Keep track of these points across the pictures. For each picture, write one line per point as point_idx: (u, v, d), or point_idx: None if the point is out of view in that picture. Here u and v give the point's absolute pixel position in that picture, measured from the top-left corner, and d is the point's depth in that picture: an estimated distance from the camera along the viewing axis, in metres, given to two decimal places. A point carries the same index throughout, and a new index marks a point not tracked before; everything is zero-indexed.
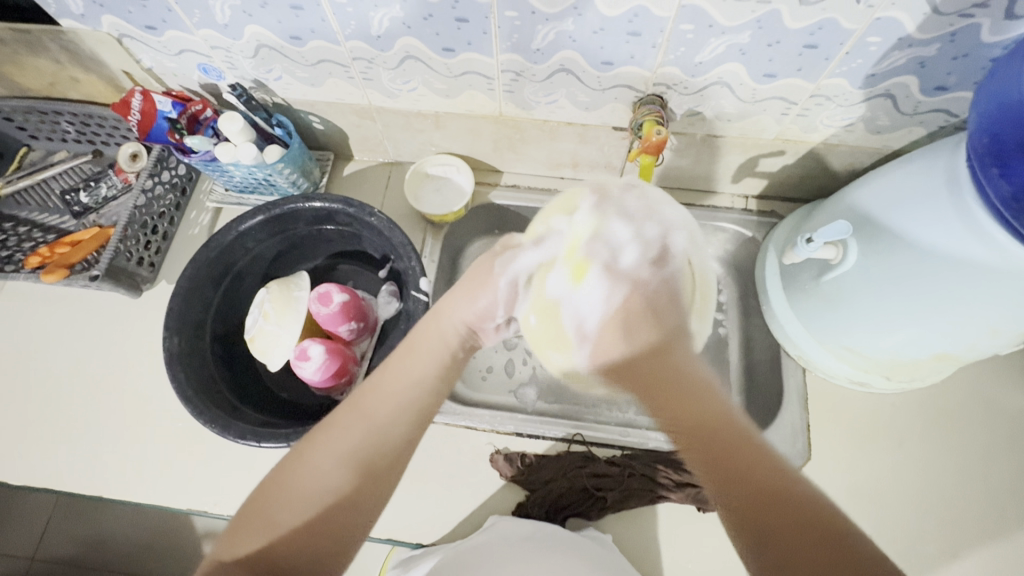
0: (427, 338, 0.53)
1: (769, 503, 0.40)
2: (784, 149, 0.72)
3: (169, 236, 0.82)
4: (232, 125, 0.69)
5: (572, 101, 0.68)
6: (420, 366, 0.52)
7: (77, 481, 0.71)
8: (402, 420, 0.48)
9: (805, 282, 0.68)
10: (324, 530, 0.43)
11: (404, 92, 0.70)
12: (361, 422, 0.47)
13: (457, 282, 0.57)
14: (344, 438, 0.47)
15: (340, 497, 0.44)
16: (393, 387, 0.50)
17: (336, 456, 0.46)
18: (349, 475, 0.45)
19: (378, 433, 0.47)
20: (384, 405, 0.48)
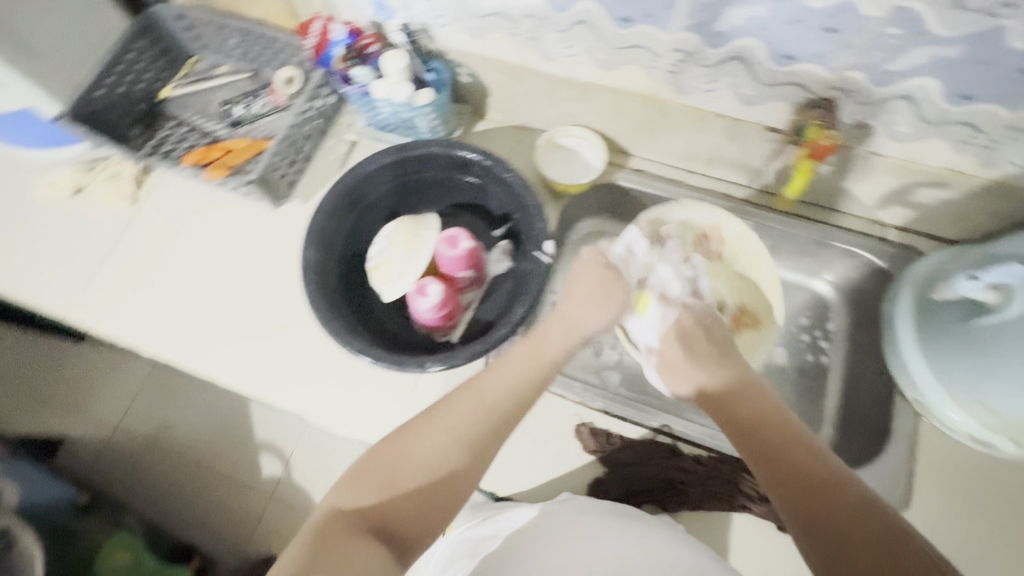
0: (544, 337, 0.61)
1: (826, 504, 0.44)
2: (950, 181, 0.67)
3: (309, 158, 0.87)
4: (395, 63, 0.73)
5: (733, 93, 0.66)
6: (518, 360, 0.58)
7: (200, 363, 0.78)
8: (505, 402, 0.54)
9: (946, 321, 0.67)
10: (445, 492, 0.49)
11: (563, 57, 0.71)
12: (472, 402, 0.54)
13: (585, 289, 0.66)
14: (455, 415, 0.53)
15: (443, 471, 0.50)
16: (496, 377, 0.56)
17: (454, 436, 0.51)
18: (450, 457, 0.50)
19: (478, 415, 0.53)
20: (487, 394, 0.54)
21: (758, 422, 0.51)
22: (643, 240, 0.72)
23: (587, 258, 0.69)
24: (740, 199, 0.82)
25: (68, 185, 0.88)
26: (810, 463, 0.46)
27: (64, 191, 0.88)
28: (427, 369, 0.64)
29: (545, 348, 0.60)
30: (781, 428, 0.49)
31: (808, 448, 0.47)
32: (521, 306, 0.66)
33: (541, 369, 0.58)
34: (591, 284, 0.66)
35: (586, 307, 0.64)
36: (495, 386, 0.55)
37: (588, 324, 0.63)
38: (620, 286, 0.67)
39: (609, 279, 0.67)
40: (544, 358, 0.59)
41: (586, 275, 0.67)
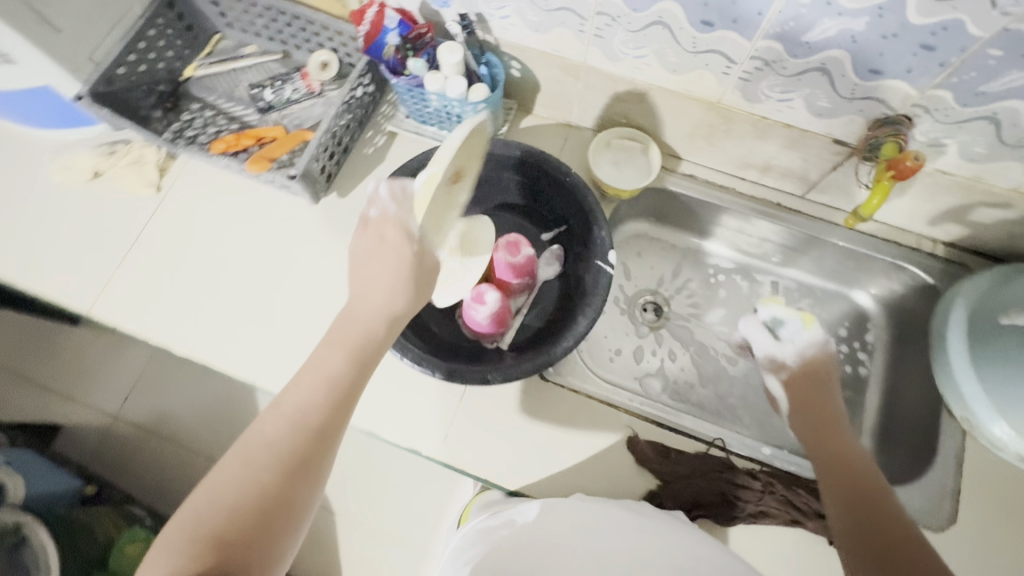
0: (354, 324, 0.54)
1: (861, 488, 0.57)
2: (1013, 202, 0.67)
3: (347, 150, 0.82)
4: (451, 55, 0.69)
5: (807, 104, 0.64)
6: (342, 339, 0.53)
7: (234, 364, 0.75)
8: (312, 398, 0.49)
9: (1004, 346, 0.67)
10: (281, 471, 0.46)
11: (629, 57, 0.68)
12: (290, 402, 0.49)
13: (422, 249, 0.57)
14: (280, 410, 0.49)
15: (262, 483, 0.45)
16: (327, 363, 0.51)
17: (293, 417, 0.48)
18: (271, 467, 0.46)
19: (312, 405, 0.49)
20: (317, 372, 0.51)
21: (825, 442, 0.63)
22: (756, 326, 0.80)
23: (391, 210, 0.57)
24: (791, 209, 0.82)
25: (86, 170, 0.82)
26: (856, 469, 0.59)
27: (82, 176, 0.82)
28: (488, 381, 0.61)
29: (352, 325, 0.54)
30: (848, 454, 0.61)
31: (865, 471, 0.59)
32: (586, 320, 0.63)
33: (366, 344, 0.53)
34: (364, 249, 0.57)
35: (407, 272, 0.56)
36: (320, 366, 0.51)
37: (408, 292, 0.56)
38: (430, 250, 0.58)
39: (391, 245, 0.56)
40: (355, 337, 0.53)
41: (368, 233, 0.57)
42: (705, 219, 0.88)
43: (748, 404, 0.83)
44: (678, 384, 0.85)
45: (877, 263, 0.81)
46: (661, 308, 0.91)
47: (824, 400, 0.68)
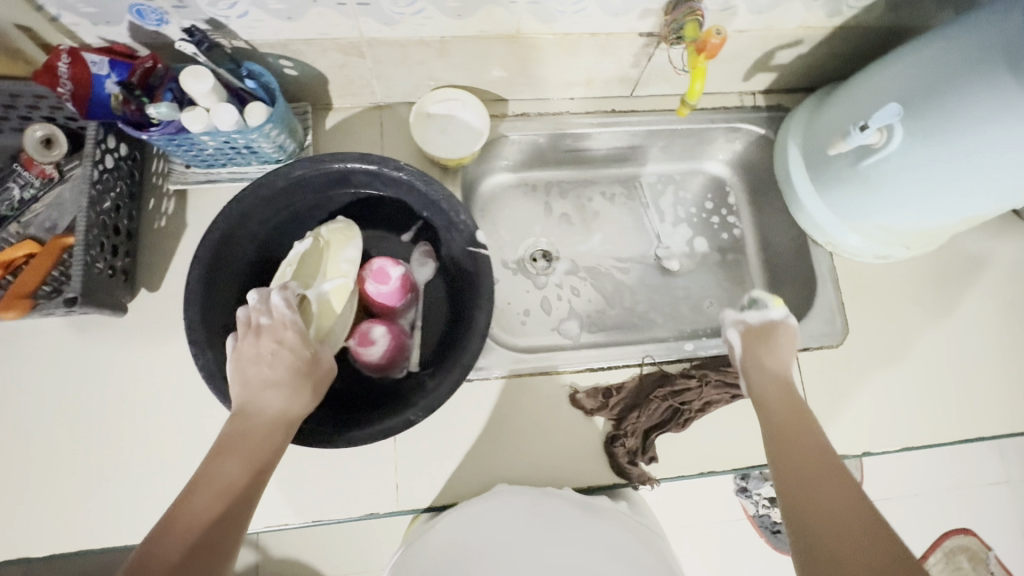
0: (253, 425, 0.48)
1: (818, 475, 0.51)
2: (802, 38, 0.71)
3: (132, 234, 0.67)
4: (199, 83, 0.56)
5: (602, 8, 0.61)
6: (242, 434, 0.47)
7: (119, 536, 0.61)
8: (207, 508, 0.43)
9: (835, 171, 0.71)
10: None
11: (406, 16, 0.59)
12: (185, 510, 0.43)
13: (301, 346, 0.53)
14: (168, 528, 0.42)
15: None
16: (225, 469, 0.46)
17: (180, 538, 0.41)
18: None
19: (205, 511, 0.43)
20: (212, 485, 0.44)
21: (792, 429, 0.57)
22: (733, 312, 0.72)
23: (287, 315, 0.54)
24: (624, 111, 0.81)
25: None
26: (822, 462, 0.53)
27: None
28: (414, 421, 0.56)
29: (248, 430, 0.48)
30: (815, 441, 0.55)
31: (831, 463, 0.53)
32: (483, 314, 0.59)
33: (269, 454, 0.47)
34: (245, 354, 0.51)
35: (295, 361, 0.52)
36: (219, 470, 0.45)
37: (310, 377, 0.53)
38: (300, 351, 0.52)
39: (285, 351, 0.52)
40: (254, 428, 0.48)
41: (259, 338, 0.52)
42: (554, 151, 0.85)
43: (658, 306, 0.87)
44: (592, 317, 0.85)
45: (715, 133, 0.84)
46: (549, 253, 0.88)
47: (772, 369, 0.65)
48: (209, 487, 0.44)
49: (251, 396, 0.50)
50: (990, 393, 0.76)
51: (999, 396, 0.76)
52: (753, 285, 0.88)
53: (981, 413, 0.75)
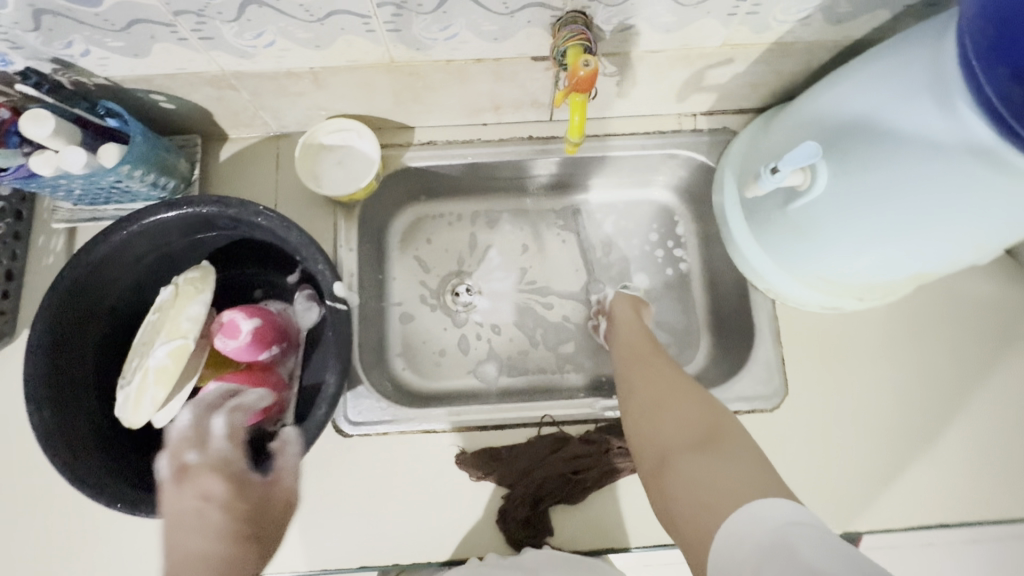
0: None
1: (672, 404, 0.57)
2: (733, 56, 0.61)
3: (14, 274, 0.66)
4: (40, 127, 0.53)
5: (476, 33, 0.54)
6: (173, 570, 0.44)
7: None
8: None
9: (768, 211, 0.61)
10: None
11: (260, 49, 0.54)
12: None
13: (229, 488, 0.49)
14: None
15: None
16: None
17: None
18: None
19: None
20: None
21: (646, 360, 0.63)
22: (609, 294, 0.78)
23: (223, 449, 0.53)
24: (543, 138, 0.73)
25: None
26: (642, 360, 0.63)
27: None
28: (246, 495, 0.52)
29: None
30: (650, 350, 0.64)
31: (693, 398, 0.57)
32: (334, 373, 0.54)
33: None
34: (177, 517, 0.47)
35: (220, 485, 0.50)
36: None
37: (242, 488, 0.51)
38: (226, 501, 0.48)
39: (213, 504, 0.48)
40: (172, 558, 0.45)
41: (183, 490, 0.49)
42: (474, 179, 0.78)
43: (587, 349, 0.79)
44: (512, 360, 0.79)
45: (653, 158, 0.75)
46: (472, 286, 0.82)
47: (636, 327, 0.67)
48: None
49: (181, 562, 0.44)
50: (957, 472, 0.64)
51: (969, 475, 0.64)
52: (696, 328, 0.78)
53: (945, 495, 0.64)
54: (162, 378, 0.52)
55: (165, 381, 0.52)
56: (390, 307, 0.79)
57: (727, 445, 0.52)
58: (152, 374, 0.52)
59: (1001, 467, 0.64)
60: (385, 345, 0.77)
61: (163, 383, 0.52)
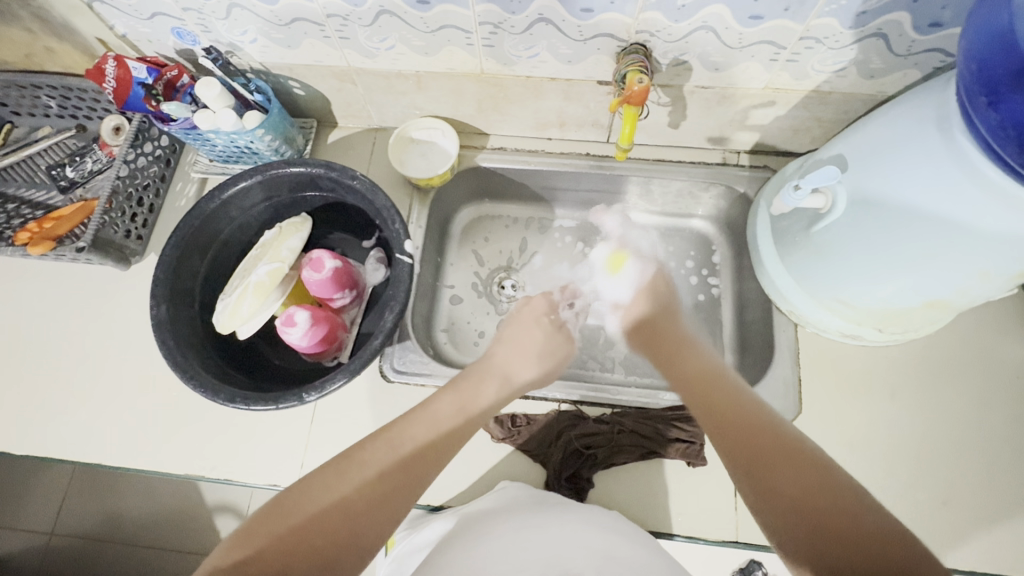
0: (427, 413, 0.57)
1: (757, 445, 0.49)
2: (775, 99, 0.70)
3: (155, 208, 0.81)
4: (209, 90, 0.68)
5: (554, 54, 0.66)
6: (350, 480, 0.49)
7: (72, 453, 0.72)
8: (359, 481, 0.49)
9: (795, 235, 0.68)
10: (330, 522, 0.46)
11: (382, 51, 0.69)
12: (334, 478, 0.49)
13: (514, 347, 0.69)
14: (327, 483, 0.49)
15: (282, 546, 0.44)
16: (369, 454, 0.52)
17: (351, 482, 0.49)
18: (318, 514, 0.47)
19: (312, 555, 0.45)
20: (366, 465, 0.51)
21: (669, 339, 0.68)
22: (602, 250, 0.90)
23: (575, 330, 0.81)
24: (599, 155, 0.83)
25: None
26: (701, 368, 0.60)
27: None
28: (305, 399, 0.61)
29: (466, 403, 0.59)
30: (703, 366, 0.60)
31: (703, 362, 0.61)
32: (391, 314, 0.64)
33: (466, 421, 0.58)
34: (521, 332, 0.71)
35: (472, 425, 0.58)
36: (314, 504, 0.47)
37: (515, 385, 0.66)
38: (561, 342, 0.73)
39: (559, 342, 0.73)
40: (415, 482, 0.51)
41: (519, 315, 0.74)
42: (533, 186, 0.88)
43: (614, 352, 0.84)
44: None
45: (695, 187, 0.83)
46: (516, 281, 0.90)
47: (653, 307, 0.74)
48: (364, 465, 0.50)
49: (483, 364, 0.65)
50: (962, 519, 0.65)
51: (979, 522, 0.64)
52: (721, 347, 0.83)
53: (948, 536, 0.64)
54: (258, 290, 0.64)
55: (260, 294, 0.64)
56: (443, 288, 0.88)
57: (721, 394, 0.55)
58: (252, 286, 0.64)
59: (1011, 519, 0.64)
60: (432, 321, 0.85)
61: (258, 294, 0.64)
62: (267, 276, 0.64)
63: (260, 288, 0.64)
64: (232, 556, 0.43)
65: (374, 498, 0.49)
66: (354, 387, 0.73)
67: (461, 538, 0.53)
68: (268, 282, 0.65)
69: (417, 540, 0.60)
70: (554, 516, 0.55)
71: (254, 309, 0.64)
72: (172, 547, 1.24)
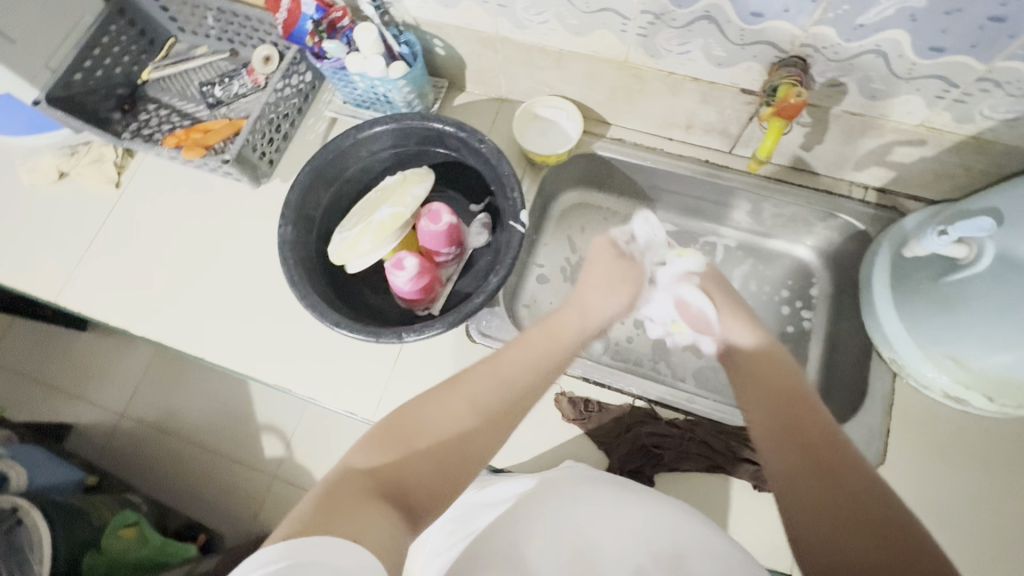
0: (530, 344, 0.60)
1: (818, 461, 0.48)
2: (927, 139, 0.66)
3: (288, 137, 0.87)
4: (366, 35, 0.72)
5: (706, 55, 0.65)
6: (465, 401, 0.50)
7: (185, 342, 0.80)
8: (475, 409, 0.50)
9: (919, 281, 0.67)
10: (456, 445, 0.48)
11: (534, 24, 0.70)
12: (455, 399, 0.51)
13: (603, 284, 0.73)
14: (449, 403, 0.50)
15: (404, 458, 0.45)
16: (480, 376, 0.53)
17: (471, 404, 0.50)
18: (447, 439, 0.48)
19: (437, 463, 0.46)
20: (480, 390, 0.52)
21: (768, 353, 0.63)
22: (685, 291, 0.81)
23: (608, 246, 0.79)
24: (718, 165, 0.82)
25: (52, 170, 0.89)
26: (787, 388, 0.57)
27: (48, 177, 0.89)
28: (402, 339, 0.64)
29: (556, 332, 0.63)
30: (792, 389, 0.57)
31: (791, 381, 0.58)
32: (495, 277, 0.66)
33: (559, 348, 0.61)
34: (608, 274, 0.74)
35: (567, 354, 0.62)
36: (441, 425, 0.48)
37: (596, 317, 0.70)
38: (634, 269, 0.77)
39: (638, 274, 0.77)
40: (524, 400, 0.54)
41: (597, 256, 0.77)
42: (641, 183, 0.88)
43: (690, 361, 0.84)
44: (619, 346, 0.86)
45: (809, 215, 0.81)
46: None
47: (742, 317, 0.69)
48: (479, 389, 0.52)
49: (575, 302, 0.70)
50: None
51: None
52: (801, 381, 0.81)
53: None
54: (380, 231, 0.68)
55: (382, 235, 0.68)
56: (532, 265, 0.90)
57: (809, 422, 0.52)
58: (376, 227, 0.68)
59: None
60: (517, 294, 0.87)
61: (380, 235, 0.68)
62: (391, 219, 0.68)
63: (382, 231, 0.68)
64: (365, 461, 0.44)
65: (493, 421, 0.50)
66: (439, 339, 0.77)
67: (535, 501, 0.55)
68: (391, 225, 0.68)
69: (486, 497, 0.62)
70: (635, 495, 0.55)
71: (374, 248, 0.68)
72: (222, 453, 1.34)
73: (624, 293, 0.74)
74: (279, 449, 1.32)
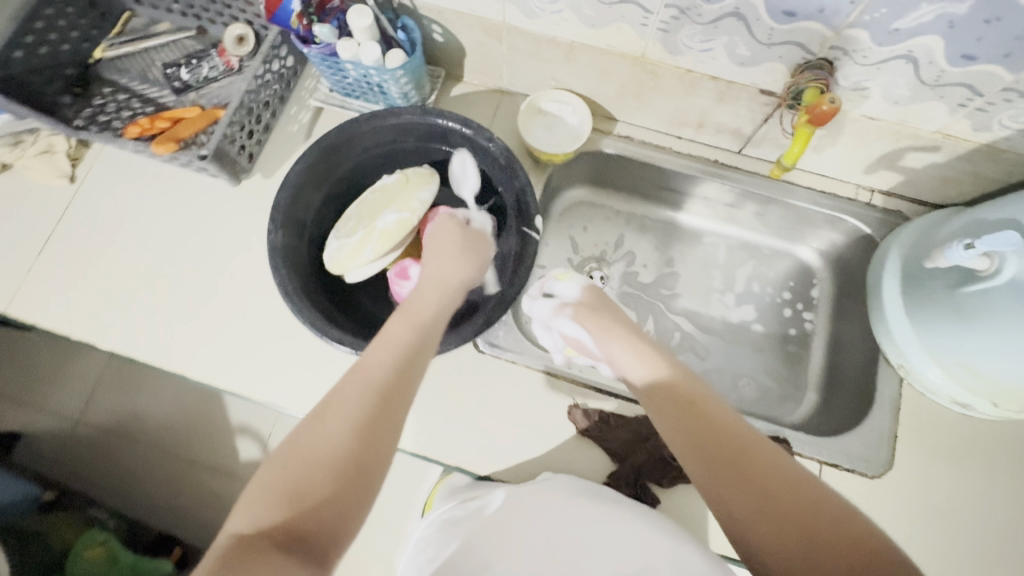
0: (389, 332, 0.53)
1: (733, 458, 0.46)
2: (941, 145, 0.66)
3: (269, 128, 0.79)
4: (360, 19, 0.65)
5: (729, 54, 0.62)
6: (335, 424, 0.45)
7: (160, 358, 0.73)
8: (341, 420, 0.45)
9: (933, 288, 0.66)
10: (329, 467, 0.43)
11: (546, 13, 0.65)
12: (319, 421, 0.45)
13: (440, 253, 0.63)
14: (314, 429, 0.45)
15: (283, 506, 0.41)
16: (344, 388, 0.48)
17: (338, 421, 0.45)
18: (318, 465, 0.43)
19: (321, 498, 0.42)
20: (341, 403, 0.46)
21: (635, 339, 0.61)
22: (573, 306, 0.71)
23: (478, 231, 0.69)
24: (727, 166, 0.81)
25: None
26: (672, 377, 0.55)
27: None
28: None
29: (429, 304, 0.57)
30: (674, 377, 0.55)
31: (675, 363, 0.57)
32: (511, 289, 0.61)
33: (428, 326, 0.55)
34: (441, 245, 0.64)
35: (436, 327, 0.55)
36: (317, 454, 0.43)
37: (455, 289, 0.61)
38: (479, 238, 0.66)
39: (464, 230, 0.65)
40: (397, 394, 0.48)
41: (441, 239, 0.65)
42: (647, 183, 0.86)
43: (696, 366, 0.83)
44: None
45: (815, 218, 0.80)
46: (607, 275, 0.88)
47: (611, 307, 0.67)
48: (337, 401, 0.46)
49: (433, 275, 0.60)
50: None
51: None
52: (805, 384, 0.81)
53: None
54: (384, 238, 0.62)
55: (386, 243, 0.62)
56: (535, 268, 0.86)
57: (702, 410, 0.50)
58: (380, 234, 0.63)
59: None
60: None
61: (383, 242, 0.62)
62: (397, 226, 0.63)
63: (387, 238, 0.62)
64: (252, 526, 0.40)
65: (364, 427, 0.45)
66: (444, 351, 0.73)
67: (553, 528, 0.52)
68: (397, 232, 0.63)
69: (465, 509, 0.60)
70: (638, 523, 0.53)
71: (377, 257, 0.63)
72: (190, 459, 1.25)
73: (467, 265, 0.63)
74: (256, 452, 1.22)
